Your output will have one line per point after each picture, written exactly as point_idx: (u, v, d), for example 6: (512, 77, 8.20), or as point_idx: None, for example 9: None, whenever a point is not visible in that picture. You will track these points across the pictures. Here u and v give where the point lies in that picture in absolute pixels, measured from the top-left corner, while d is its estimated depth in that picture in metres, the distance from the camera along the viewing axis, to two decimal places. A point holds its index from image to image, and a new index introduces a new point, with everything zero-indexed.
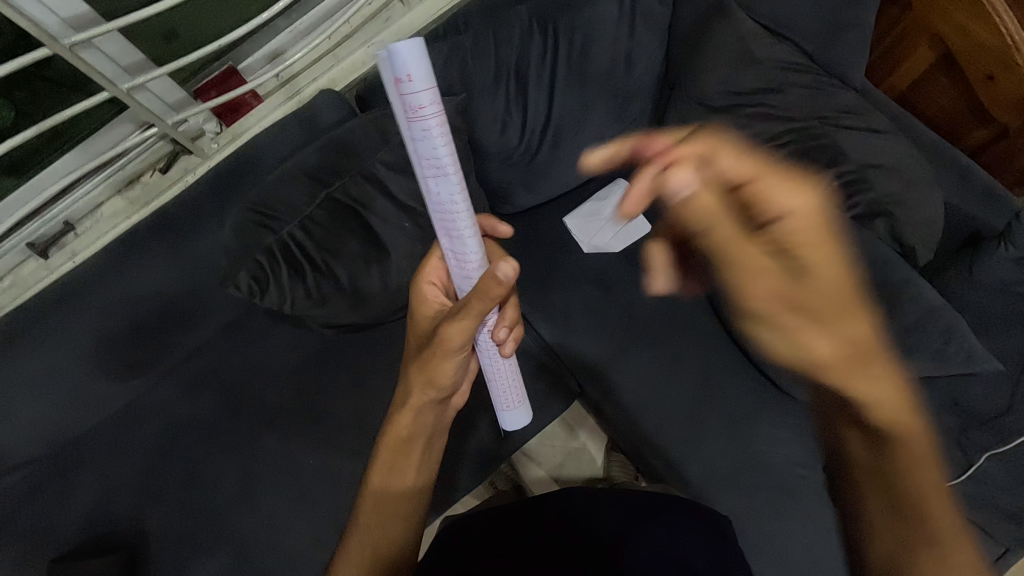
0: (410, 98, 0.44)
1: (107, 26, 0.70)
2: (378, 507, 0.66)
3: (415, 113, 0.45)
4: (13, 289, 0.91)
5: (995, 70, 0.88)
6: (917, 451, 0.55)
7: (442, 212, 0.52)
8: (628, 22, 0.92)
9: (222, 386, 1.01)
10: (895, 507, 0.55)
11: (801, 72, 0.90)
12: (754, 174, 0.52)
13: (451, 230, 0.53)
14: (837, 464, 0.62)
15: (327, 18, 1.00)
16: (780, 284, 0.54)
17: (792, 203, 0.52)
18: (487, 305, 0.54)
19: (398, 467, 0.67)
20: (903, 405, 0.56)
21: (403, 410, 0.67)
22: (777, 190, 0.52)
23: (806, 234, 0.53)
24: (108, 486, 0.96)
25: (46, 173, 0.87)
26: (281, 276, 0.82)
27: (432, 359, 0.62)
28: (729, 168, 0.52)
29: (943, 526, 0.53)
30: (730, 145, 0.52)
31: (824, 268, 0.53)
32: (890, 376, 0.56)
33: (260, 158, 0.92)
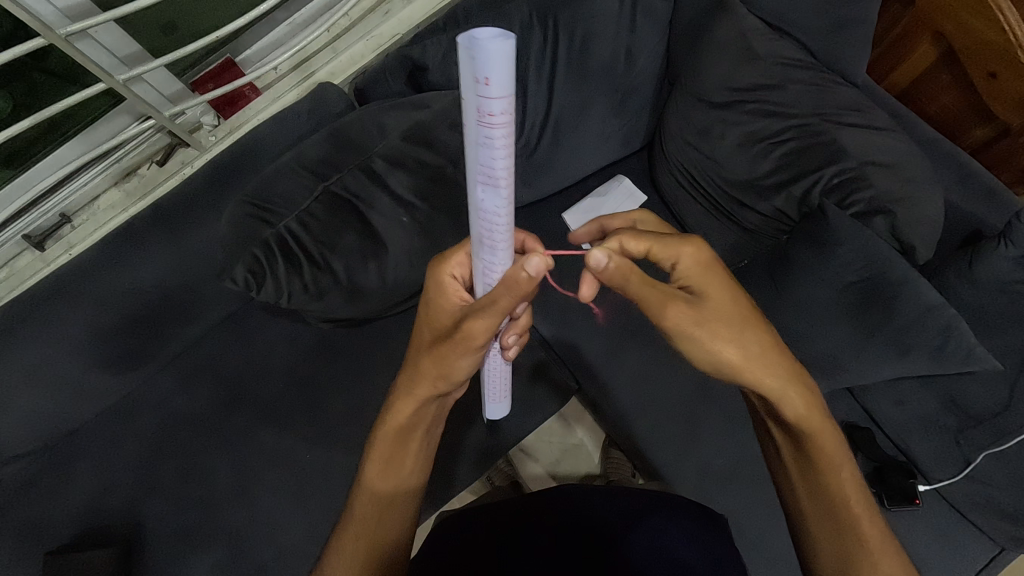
0: (489, 106, 0.37)
1: (102, 16, 0.69)
2: (372, 499, 0.66)
3: (486, 124, 0.39)
4: (10, 280, 0.90)
5: (997, 69, 0.87)
6: (832, 461, 0.66)
7: (482, 218, 0.48)
8: (629, 15, 0.90)
9: (221, 378, 1.02)
10: (830, 512, 0.66)
11: (803, 68, 0.89)
12: (652, 242, 0.59)
13: (488, 239, 0.50)
14: (799, 486, 0.69)
15: (326, 11, 0.99)
16: (697, 330, 0.60)
17: (681, 257, 0.60)
18: (515, 301, 0.53)
19: (396, 459, 0.67)
20: (814, 422, 0.66)
21: (405, 400, 0.66)
22: (663, 247, 0.59)
23: (696, 275, 0.61)
24: (105, 478, 0.96)
25: (42, 164, 0.86)
26: (278, 270, 0.82)
27: (450, 353, 0.60)
28: (631, 243, 0.60)
29: (864, 523, 0.65)
30: (625, 234, 0.60)
31: (721, 304, 0.61)
32: (808, 400, 0.65)
33: (258, 151, 0.91)
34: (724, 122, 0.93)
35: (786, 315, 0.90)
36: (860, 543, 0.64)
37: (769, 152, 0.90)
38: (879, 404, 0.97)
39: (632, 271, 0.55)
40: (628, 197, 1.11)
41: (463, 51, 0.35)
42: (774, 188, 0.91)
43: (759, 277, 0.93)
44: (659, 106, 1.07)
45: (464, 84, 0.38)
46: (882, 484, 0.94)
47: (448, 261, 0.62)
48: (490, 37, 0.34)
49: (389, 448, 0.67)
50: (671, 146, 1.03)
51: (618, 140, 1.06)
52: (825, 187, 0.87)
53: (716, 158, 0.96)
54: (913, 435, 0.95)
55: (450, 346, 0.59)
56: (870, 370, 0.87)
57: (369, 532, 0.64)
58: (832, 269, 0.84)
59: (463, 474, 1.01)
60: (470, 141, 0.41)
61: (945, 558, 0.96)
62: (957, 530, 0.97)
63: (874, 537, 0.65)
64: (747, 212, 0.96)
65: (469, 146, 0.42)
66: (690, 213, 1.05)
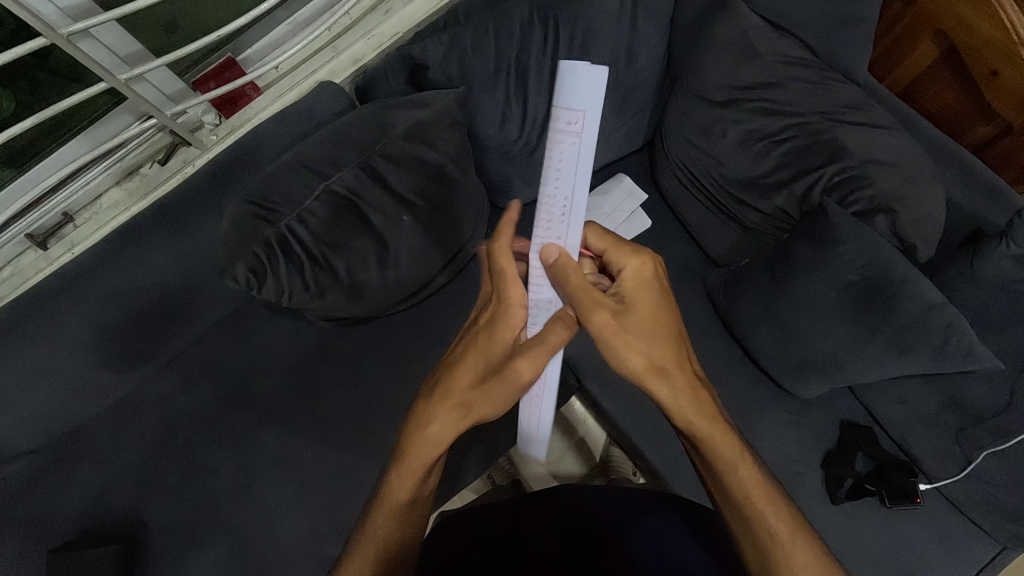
0: (576, 116, 0.60)
1: (103, 15, 0.69)
2: (391, 511, 0.67)
3: (573, 127, 0.60)
4: (12, 279, 0.90)
5: (999, 66, 0.87)
6: (744, 460, 0.70)
7: (568, 194, 0.62)
8: (630, 14, 0.90)
9: (223, 376, 1.02)
10: (742, 511, 0.67)
11: (805, 66, 0.89)
12: (605, 246, 0.69)
13: (566, 212, 0.62)
14: (713, 487, 0.71)
15: (326, 11, 0.99)
16: (617, 330, 0.66)
17: (627, 265, 0.68)
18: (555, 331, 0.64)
19: (420, 476, 0.68)
20: (716, 424, 0.71)
21: (433, 428, 0.67)
22: (616, 253, 0.69)
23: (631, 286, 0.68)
24: (108, 476, 0.97)
25: (45, 164, 0.87)
26: (278, 267, 0.82)
27: (497, 388, 0.65)
28: (592, 238, 0.69)
29: (770, 514, 0.66)
30: (594, 227, 0.69)
31: (643, 315, 0.67)
32: (701, 402, 0.71)
33: (259, 150, 0.91)
34: (725, 121, 0.92)
35: (786, 312, 0.90)
36: (766, 532, 0.65)
37: (770, 150, 0.90)
38: (880, 403, 0.97)
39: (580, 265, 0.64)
40: (628, 195, 1.11)
41: (565, 74, 0.60)
42: (775, 186, 0.91)
43: (760, 276, 0.93)
44: (660, 105, 1.07)
45: (559, 100, 0.60)
46: (882, 482, 0.94)
47: (512, 295, 0.66)
48: (583, 68, 0.59)
49: (418, 466, 0.67)
50: (672, 144, 1.02)
51: (619, 138, 1.06)
52: (826, 185, 0.86)
53: (718, 157, 0.95)
54: (913, 433, 0.96)
55: (498, 384, 0.65)
56: (869, 368, 0.88)
57: (383, 544, 0.65)
58: (834, 268, 0.83)
59: (464, 472, 1.02)
60: (561, 143, 0.61)
61: (946, 556, 0.96)
62: (958, 528, 0.97)
63: (786, 534, 0.66)
64: (749, 210, 0.96)
65: (561, 145, 0.61)
66: (691, 212, 1.05)
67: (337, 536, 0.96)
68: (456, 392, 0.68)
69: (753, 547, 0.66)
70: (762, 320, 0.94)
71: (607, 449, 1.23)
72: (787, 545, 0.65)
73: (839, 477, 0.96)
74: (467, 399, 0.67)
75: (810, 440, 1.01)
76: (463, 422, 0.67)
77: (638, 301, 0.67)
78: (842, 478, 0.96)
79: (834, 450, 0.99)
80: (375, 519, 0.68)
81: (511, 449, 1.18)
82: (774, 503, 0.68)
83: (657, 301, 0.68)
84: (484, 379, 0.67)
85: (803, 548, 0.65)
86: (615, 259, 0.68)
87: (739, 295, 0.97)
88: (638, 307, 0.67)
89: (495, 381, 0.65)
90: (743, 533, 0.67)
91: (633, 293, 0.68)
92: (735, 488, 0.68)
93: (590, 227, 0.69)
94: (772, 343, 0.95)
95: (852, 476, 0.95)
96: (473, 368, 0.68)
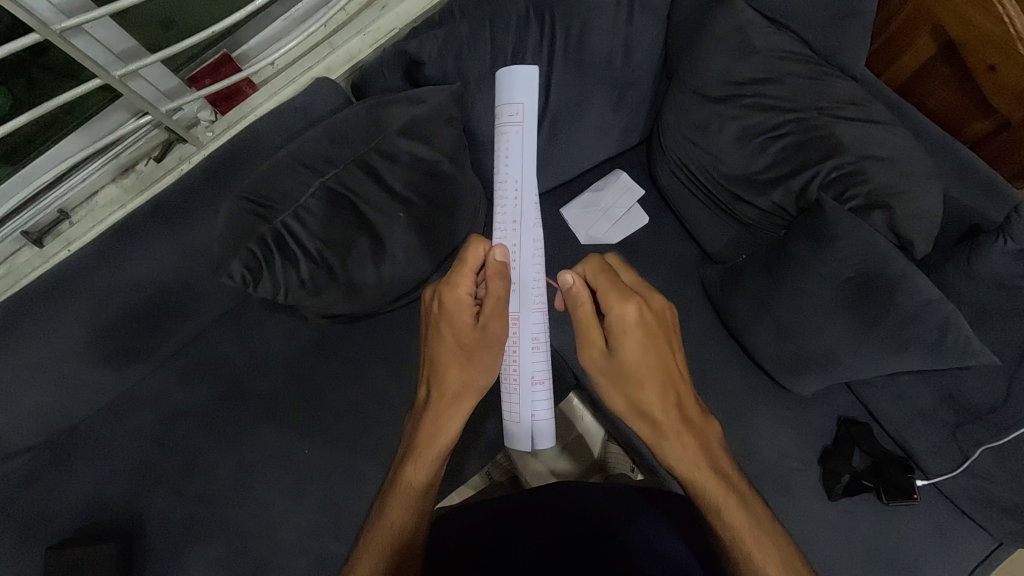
0: (516, 109, 0.81)
1: (97, 11, 0.69)
2: (405, 500, 0.69)
3: (515, 117, 0.81)
4: (9, 277, 0.91)
5: (997, 61, 0.86)
6: (731, 503, 0.68)
7: (516, 175, 0.80)
8: (627, 10, 0.90)
9: (220, 373, 1.02)
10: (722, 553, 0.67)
11: (802, 62, 0.89)
12: (602, 286, 0.70)
13: (515, 186, 0.80)
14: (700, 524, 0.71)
15: (322, 7, 0.99)
16: (604, 371, 0.71)
17: (617, 310, 0.68)
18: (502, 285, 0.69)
19: (432, 467, 0.71)
20: (706, 468, 0.69)
21: (441, 420, 0.71)
22: (608, 298, 0.69)
23: (618, 330, 0.68)
24: (105, 474, 0.97)
25: (41, 161, 0.86)
26: (274, 266, 0.82)
27: (478, 356, 0.71)
28: (592, 274, 0.72)
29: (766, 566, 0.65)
30: (594, 264, 0.72)
31: (630, 360, 0.68)
32: (688, 445, 0.69)
33: (255, 146, 0.91)
34: (722, 116, 0.92)
35: (783, 308, 0.90)
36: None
37: (767, 146, 0.90)
38: (877, 400, 0.97)
39: (581, 302, 0.71)
40: (626, 191, 1.10)
41: (505, 80, 0.81)
42: (771, 182, 0.91)
43: (756, 272, 0.92)
44: (657, 100, 1.06)
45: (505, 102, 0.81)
46: (879, 479, 0.94)
47: (500, 291, 0.69)
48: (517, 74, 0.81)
49: (434, 457, 0.71)
50: (669, 140, 1.02)
51: (616, 134, 1.06)
52: (823, 181, 0.86)
53: (714, 153, 0.95)
54: (909, 429, 0.95)
55: (483, 351, 0.71)
56: (867, 364, 0.87)
57: (396, 532, 0.68)
58: (831, 263, 0.83)
59: (462, 469, 1.01)
60: (508, 131, 0.81)
61: (943, 553, 0.96)
62: (955, 525, 0.97)
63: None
64: (746, 206, 0.96)
65: (507, 132, 0.80)
66: (689, 208, 1.05)
67: (334, 533, 0.96)
68: (449, 382, 0.72)
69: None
70: (758, 316, 0.94)
71: (605, 445, 1.23)
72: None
73: (836, 473, 0.96)
74: (464, 381, 0.71)
75: (808, 437, 1.01)
76: (464, 401, 0.72)
77: (623, 347, 0.68)
78: (839, 474, 0.96)
79: (832, 446, 0.99)
80: (390, 506, 0.70)
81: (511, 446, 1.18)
82: (771, 546, 0.67)
83: (643, 346, 0.69)
84: (473, 359, 0.71)
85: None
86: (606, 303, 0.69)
87: (735, 292, 0.97)
88: (624, 351, 0.68)
89: (477, 348, 0.71)
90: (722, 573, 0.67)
91: (620, 339, 0.68)
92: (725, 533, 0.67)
93: (593, 267, 0.72)
94: (769, 339, 0.94)
95: (850, 472, 0.95)
96: (456, 357, 0.71)
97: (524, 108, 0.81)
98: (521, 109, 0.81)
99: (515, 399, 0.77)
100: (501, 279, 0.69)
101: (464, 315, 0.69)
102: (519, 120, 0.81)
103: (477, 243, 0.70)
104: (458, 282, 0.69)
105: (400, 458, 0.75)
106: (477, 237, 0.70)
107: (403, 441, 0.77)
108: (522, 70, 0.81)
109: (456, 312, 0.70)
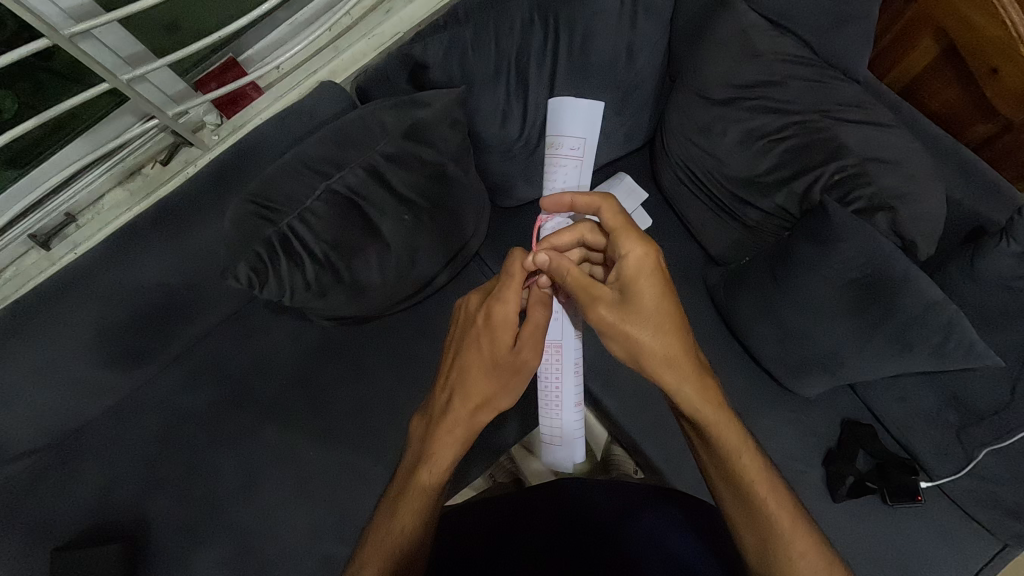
0: (576, 141, 0.95)
1: (104, 15, 0.70)
2: (416, 502, 0.70)
3: (574, 149, 0.95)
4: (16, 279, 0.91)
5: (1000, 64, 0.87)
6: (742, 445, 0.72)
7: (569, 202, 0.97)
8: (630, 14, 0.90)
9: (224, 376, 1.03)
10: (740, 491, 0.69)
11: (805, 65, 0.89)
12: (614, 237, 0.70)
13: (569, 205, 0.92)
14: (707, 463, 0.73)
15: (327, 11, 1.00)
16: (618, 321, 0.70)
17: (633, 250, 0.70)
18: (542, 312, 0.74)
19: (446, 473, 0.72)
20: (719, 410, 0.72)
21: (456, 425, 0.73)
22: (623, 238, 0.70)
23: (634, 279, 0.70)
24: (109, 476, 0.97)
25: (47, 165, 0.87)
26: (280, 267, 0.82)
27: (507, 377, 0.74)
28: (598, 228, 0.71)
29: (781, 513, 0.68)
30: (600, 213, 0.71)
31: (651, 306, 0.70)
32: (702, 390, 0.72)
33: (262, 149, 0.91)
34: (725, 119, 0.92)
35: (786, 310, 0.90)
36: (762, 514, 0.68)
37: (770, 149, 0.90)
38: (881, 402, 0.97)
39: (571, 267, 0.71)
40: (629, 194, 1.08)
41: (569, 111, 0.94)
42: (775, 184, 0.91)
43: (760, 274, 0.93)
44: (660, 104, 1.07)
45: (568, 131, 0.95)
46: (884, 481, 0.94)
47: (538, 318, 0.74)
48: (585, 107, 0.94)
49: (448, 461, 0.72)
50: (672, 143, 1.02)
51: (619, 137, 1.06)
52: (826, 184, 0.86)
53: (718, 156, 0.95)
54: (913, 431, 0.96)
55: (512, 375, 0.74)
56: (870, 366, 0.88)
57: (407, 534, 0.67)
58: (835, 266, 0.83)
59: (466, 471, 1.02)
60: (566, 158, 0.96)
61: (947, 554, 0.96)
62: (958, 526, 0.97)
63: (784, 515, 0.69)
64: (750, 209, 0.96)
65: (566, 160, 0.95)
66: (692, 211, 1.05)
67: (338, 534, 0.96)
68: (473, 396, 0.73)
69: (752, 528, 0.68)
70: (762, 318, 0.94)
71: (608, 448, 1.23)
72: (787, 530, 0.68)
73: (840, 475, 0.96)
74: (485, 396, 0.73)
75: (811, 438, 1.01)
76: (482, 413, 0.73)
77: (641, 293, 0.69)
78: (844, 475, 0.96)
79: (837, 448, 0.99)
80: (401, 508, 0.70)
81: (514, 448, 1.17)
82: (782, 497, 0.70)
83: (664, 292, 0.70)
84: (500, 379, 0.74)
85: (801, 532, 0.68)
86: (620, 245, 0.70)
87: (738, 294, 0.97)
88: (642, 298, 0.69)
89: (507, 372, 0.74)
90: (744, 517, 0.69)
91: (639, 283, 0.70)
92: (739, 478, 0.70)
93: (596, 214, 0.71)
94: (772, 341, 0.95)
95: (854, 474, 0.95)
96: (485, 374, 0.74)
97: (582, 144, 0.96)
98: (581, 143, 0.95)
99: (556, 417, 0.88)
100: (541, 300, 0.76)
101: (506, 335, 0.73)
102: (578, 154, 0.95)
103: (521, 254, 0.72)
104: (506, 298, 0.71)
105: (411, 462, 0.75)
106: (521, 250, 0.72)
107: (413, 444, 0.77)
108: (586, 105, 0.94)
109: (498, 330, 0.72)
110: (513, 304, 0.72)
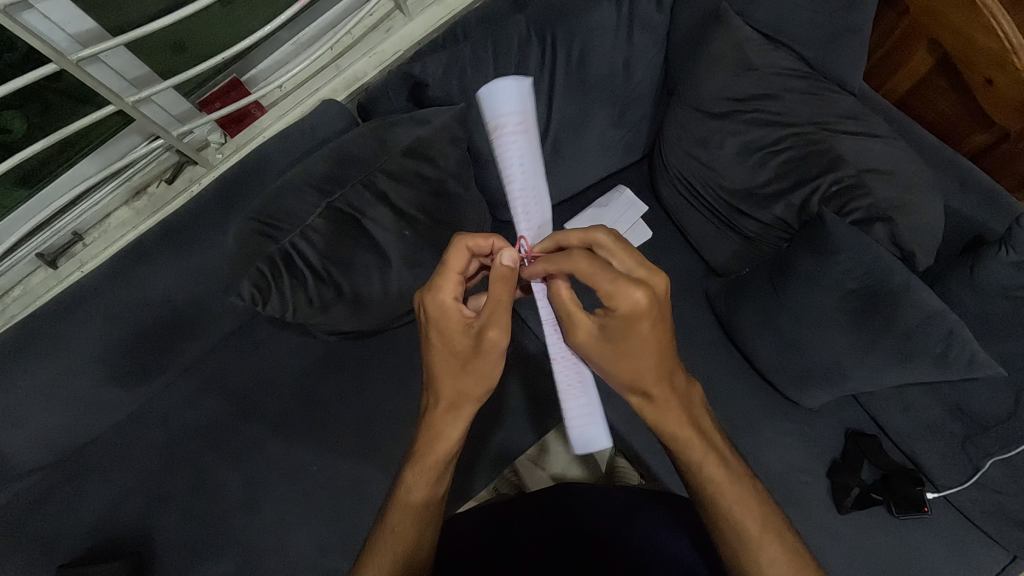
0: (521, 116, 0.66)
1: (111, 41, 0.72)
2: (413, 511, 0.69)
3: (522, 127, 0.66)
4: (25, 297, 0.94)
5: (995, 76, 0.87)
6: (715, 462, 0.69)
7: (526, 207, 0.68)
8: (626, 30, 0.92)
9: (228, 391, 1.04)
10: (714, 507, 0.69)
11: (800, 78, 0.90)
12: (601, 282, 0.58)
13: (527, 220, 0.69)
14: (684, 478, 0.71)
15: (329, 30, 1.01)
16: (601, 358, 0.63)
17: (627, 304, 0.57)
18: (500, 289, 0.63)
19: (432, 477, 0.70)
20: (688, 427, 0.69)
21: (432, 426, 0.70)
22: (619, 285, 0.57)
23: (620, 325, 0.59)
24: (114, 493, 0.98)
25: (56, 184, 0.88)
26: (283, 282, 0.83)
27: (481, 363, 0.65)
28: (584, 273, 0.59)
29: (754, 528, 0.67)
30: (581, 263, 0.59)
31: (635, 348, 0.61)
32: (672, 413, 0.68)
33: (265, 167, 0.92)
34: (723, 132, 0.93)
35: (785, 320, 0.91)
36: (732, 530, 0.68)
37: (768, 161, 0.91)
38: (883, 411, 0.97)
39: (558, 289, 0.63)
40: (629, 207, 1.11)
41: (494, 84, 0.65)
42: (772, 196, 0.92)
43: (759, 283, 0.93)
44: (658, 117, 1.08)
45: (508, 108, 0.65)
46: (889, 492, 0.94)
47: (502, 298, 0.63)
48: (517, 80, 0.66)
49: (433, 467, 0.70)
50: (671, 155, 1.03)
51: (619, 149, 1.07)
52: (823, 196, 0.87)
53: (716, 168, 0.96)
54: (918, 440, 0.95)
55: (480, 360, 0.65)
56: (871, 377, 0.87)
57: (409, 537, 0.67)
58: (831, 277, 0.83)
59: (470, 482, 1.02)
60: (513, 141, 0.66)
61: (955, 564, 0.95)
62: (966, 538, 0.96)
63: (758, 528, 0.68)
64: (749, 220, 0.97)
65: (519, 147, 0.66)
66: (691, 222, 1.06)
67: (340, 549, 0.96)
68: (444, 393, 0.69)
69: (727, 542, 0.68)
70: (760, 327, 0.95)
71: (613, 458, 1.23)
72: (758, 540, 0.67)
73: (845, 487, 0.95)
74: (456, 393, 0.68)
75: (815, 448, 1.01)
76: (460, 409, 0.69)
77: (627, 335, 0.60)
78: (849, 487, 0.95)
79: (841, 458, 0.98)
80: (392, 518, 0.69)
81: (518, 458, 1.20)
82: (755, 508, 0.69)
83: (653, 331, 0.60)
84: (471, 364, 0.66)
85: (774, 544, 0.67)
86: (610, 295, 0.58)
87: (738, 304, 0.97)
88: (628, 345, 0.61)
89: (471, 355, 0.65)
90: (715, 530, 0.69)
91: (623, 333, 0.60)
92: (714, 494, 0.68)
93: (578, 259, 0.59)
94: (773, 352, 0.95)
95: (859, 486, 0.95)
96: (450, 368, 0.67)
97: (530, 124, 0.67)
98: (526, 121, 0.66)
99: (583, 398, 0.68)
100: (505, 276, 0.62)
101: (454, 323, 0.64)
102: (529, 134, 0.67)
103: (461, 244, 0.63)
104: (434, 290, 0.63)
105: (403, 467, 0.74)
106: (464, 239, 0.63)
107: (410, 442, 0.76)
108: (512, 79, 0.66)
109: (439, 322, 0.65)
110: (441, 291, 0.64)
